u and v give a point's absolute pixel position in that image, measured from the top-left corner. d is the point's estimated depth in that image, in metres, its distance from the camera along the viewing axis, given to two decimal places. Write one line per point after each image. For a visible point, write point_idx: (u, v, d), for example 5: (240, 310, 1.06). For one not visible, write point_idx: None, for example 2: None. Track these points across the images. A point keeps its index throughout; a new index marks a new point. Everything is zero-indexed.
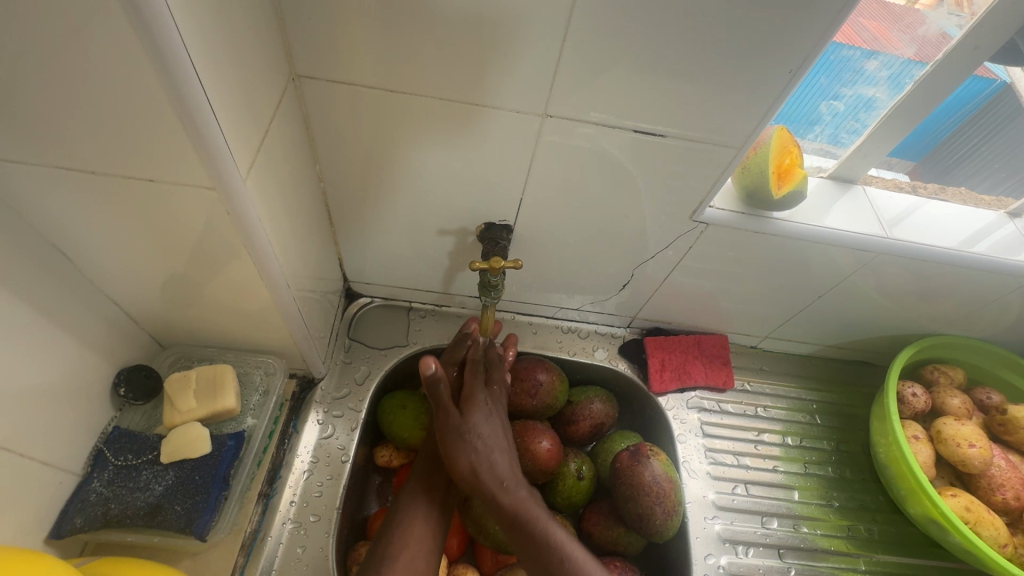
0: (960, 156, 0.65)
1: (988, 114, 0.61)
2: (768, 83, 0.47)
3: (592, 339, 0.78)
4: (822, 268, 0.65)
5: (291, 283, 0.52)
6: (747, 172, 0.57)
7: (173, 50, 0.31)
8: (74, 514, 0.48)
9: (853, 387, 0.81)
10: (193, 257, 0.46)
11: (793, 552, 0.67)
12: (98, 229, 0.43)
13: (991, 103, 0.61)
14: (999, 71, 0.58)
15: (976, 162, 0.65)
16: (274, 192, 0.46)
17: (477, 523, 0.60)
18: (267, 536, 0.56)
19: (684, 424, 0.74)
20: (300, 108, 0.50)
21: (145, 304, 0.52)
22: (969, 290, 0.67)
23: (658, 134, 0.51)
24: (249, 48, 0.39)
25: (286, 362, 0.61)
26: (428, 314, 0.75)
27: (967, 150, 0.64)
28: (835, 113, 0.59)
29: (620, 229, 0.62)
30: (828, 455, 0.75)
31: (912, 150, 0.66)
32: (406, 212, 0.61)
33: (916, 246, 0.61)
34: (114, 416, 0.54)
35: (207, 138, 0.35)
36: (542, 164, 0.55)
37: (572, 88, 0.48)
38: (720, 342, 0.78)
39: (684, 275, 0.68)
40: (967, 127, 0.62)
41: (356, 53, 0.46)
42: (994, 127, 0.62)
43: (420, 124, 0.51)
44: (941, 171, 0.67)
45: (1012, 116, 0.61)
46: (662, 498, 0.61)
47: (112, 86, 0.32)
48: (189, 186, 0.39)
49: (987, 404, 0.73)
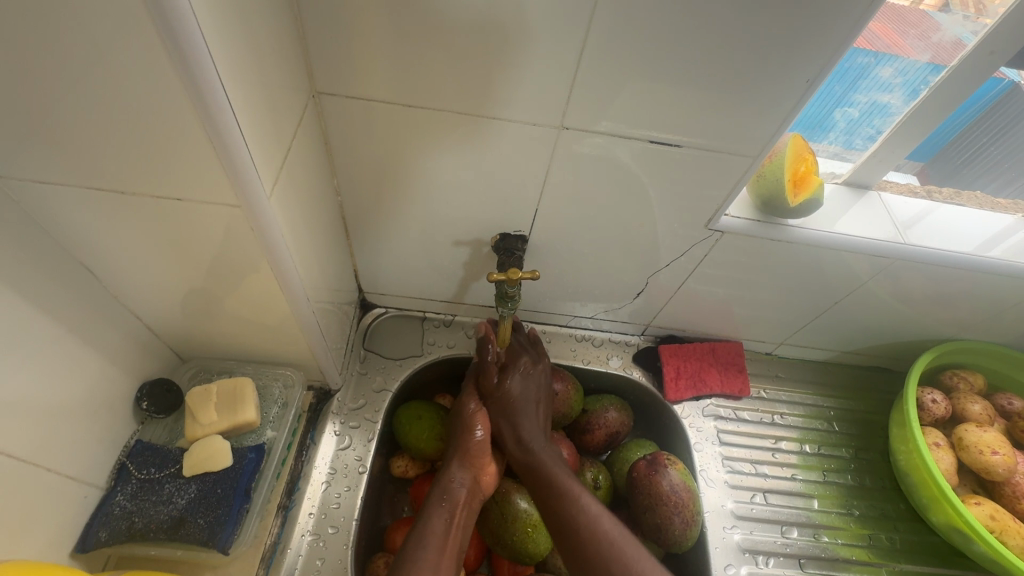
0: (969, 156, 0.64)
1: (994, 115, 0.60)
2: (785, 92, 0.47)
3: (606, 347, 0.78)
4: (838, 275, 0.65)
5: (310, 296, 0.53)
6: (763, 180, 0.57)
7: (204, 72, 0.31)
8: (98, 528, 0.48)
9: (870, 393, 0.80)
10: (215, 271, 0.46)
11: (813, 561, 0.66)
12: (124, 245, 0.44)
13: (1000, 103, 0.59)
14: (1010, 71, 0.56)
15: (984, 162, 0.64)
16: (295, 207, 0.47)
17: (495, 534, 0.60)
18: (287, 549, 0.56)
19: (700, 432, 0.73)
20: (319, 124, 0.51)
21: (167, 319, 0.53)
22: (987, 295, 0.66)
23: (674, 144, 0.52)
24: (273, 67, 0.40)
25: (304, 374, 0.62)
26: (442, 324, 0.75)
27: (974, 152, 0.63)
28: (849, 120, 0.59)
29: (635, 238, 0.62)
30: (847, 462, 0.74)
31: (921, 154, 0.65)
32: (422, 223, 0.61)
33: (933, 252, 0.61)
34: (137, 430, 0.54)
35: (234, 157, 0.36)
36: (557, 175, 0.55)
37: (588, 100, 0.48)
38: (735, 349, 0.77)
39: (699, 283, 0.68)
40: (974, 129, 0.61)
41: (376, 71, 0.47)
42: (1002, 127, 0.61)
43: (437, 137, 0.52)
44: (948, 174, 0.67)
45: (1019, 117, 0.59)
46: (681, 507, 0.61)
47: (143, 109, 0.33)
48: (215, 204, 0.39)
49: (1009, 410, 0.72)
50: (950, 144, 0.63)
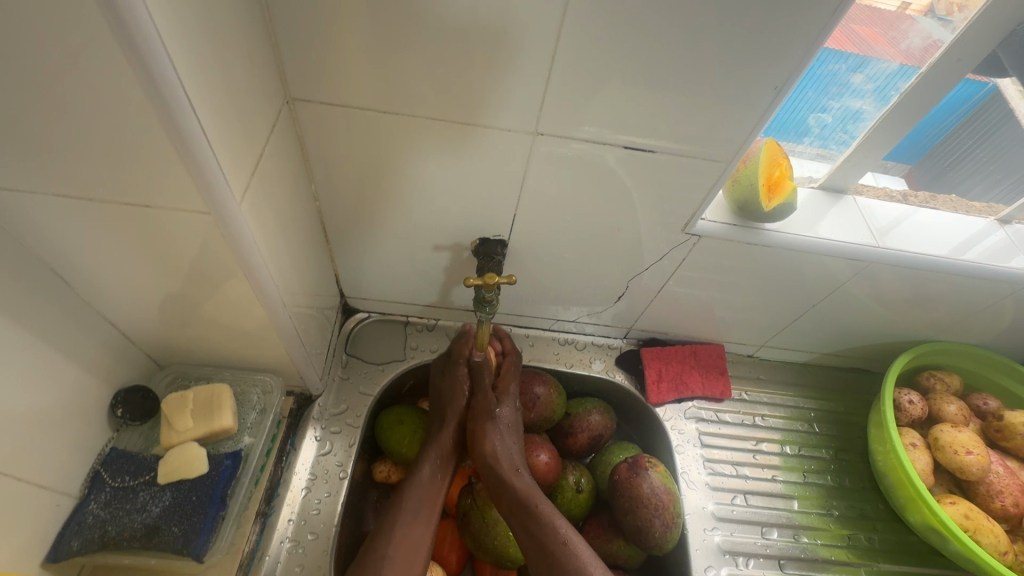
0: (957, 157, 0.65)
1: (980, 118, 0.62)
2: (755, 98, 0.48)
3: (589, 350, 0.78)
4: (816, 278, 0.66)
5: (287, 302, 0.52)
6: (738, 185, 0.58)
7: (168, 79, 0.32)
8: (70, 537, 0.48)
9: (850, 394, 0.81)
10: (189, 277, 0.46)
11: (793, 562, 0.67)
12: (96, 252, 0.43)
13: (983, 107, 0.61)
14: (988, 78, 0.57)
15: (970, 166, 0.66)
16: (269, 213, 0.47)
17: (476, 538, 0.60)
18: (265, 556, 0.56)
19: (682, 434, 0.74)
20: (295, 129, 0.51)
21: (143, 325, 0.52)
22: (961, 297, 0.68)
23: (649, 149, 0.52)
24: (243, 72, 0.40)
25: (283, 380, 0.62)
26: (425, 329, 0.75)
27: (960, 155, 0.65)
28: (823, 125, 0.60)
29: (614, 242, 0.63)
30: (827, 463, 0.75)
31: (907, 155, 0.66)
32: (401, 228, 0.62)
33: (907, 255, 0.62)
34: (111, 437, 0.54)
35: (201, 164, 0.36)
36: (535, 180, 0.56)
37: (563, 106, 0.49)
38: (717, 351, 0.78)
39: (679, 285, 0.69)
40: (961, 131, 0.63)
41: (351, 76, 0.47)
42: (991, 127, 0.62)
43: (414, 142, 0.52)
44: (934, 178, 0.68)
45: (1003, 121, 0.61)
46: (662, 510, 0.61)
47: (108, 116, 0.33)
48: (185, 211, 0.39)
49: (984, 410, 0.73)
50: (941, 143, 0.64)
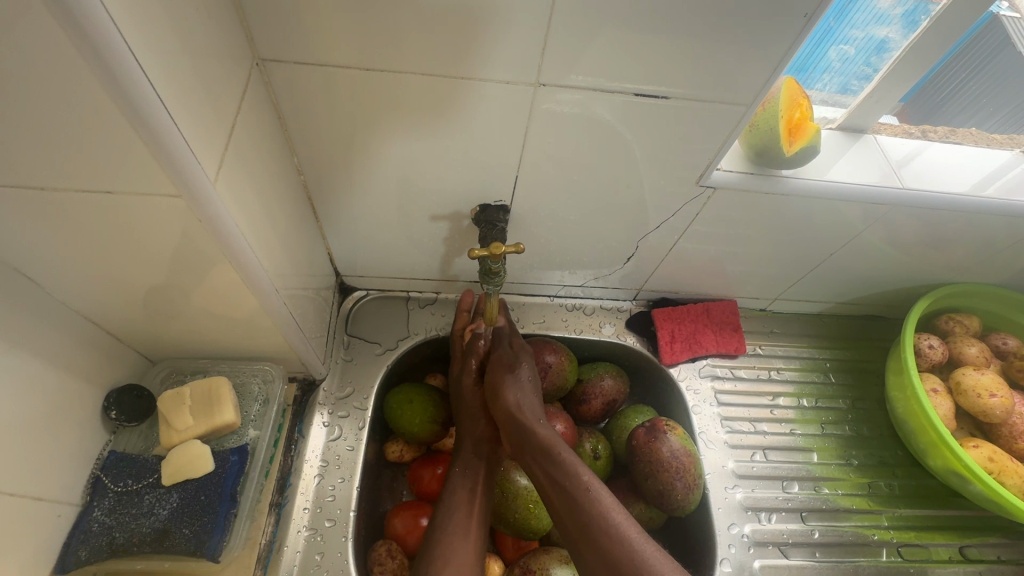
0: (947, 95, 0.61)
1: (972, 51, 0.58)
2: (779, 31, 0.43)
3: (598, 314, 0.75)
4: (832, 226, 0.62)
5: (278, 285, 0.49)
6: (756, 131, 0.53)
7: (111, 43, 0.27)
8: (77, 547, 0.46)
9: (865, 342, 0.80)
10: (169, 268, 0.42)
11: (815, 514, 0.66)
12: (59, 250, 0.39)
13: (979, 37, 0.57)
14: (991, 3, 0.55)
15: (962, 99, 0.62)
16: (248, 191, 0.43)
17: (497, 513, 0.59)
18: (283, 547, 0.55)
19: (697, 394, 0.72)
20: (268, 95, 0.46)
21: (126, 321, 0.49)
22: (984, 236, 0.65)
23: (660, 96, 0.48)
24: (200, 30, 0.35)
25: (284, 367, 0.59)
26: (427, 303, 0.72)
27: (954, 88, 0.60)
28: (845, 58, 0.55)
29: (623, 200, 0.59)
30: (844, 413, 0.74)
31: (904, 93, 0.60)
32: (395, 200, 0.57)
33: (931, 194, 0.58)
34: (109, 440, 0.52)
35: (165, 140, 0.32)
36: (537, 138, 0.51)
37: (565, 53, 0.44)
38: (729, 308, 0.75)
39: (692, 243, 0.65)
40: (954, 65, 0.58)
41: (325, 30, 0.42)
42: (979, 62, 0.58)
43: (404, 102, 0.47)
44: (927, 112, 0.63)
45: (995, 51, 0.58)
46: (683, 472, 0.60)
47: (46, 90, 0.28)
48: (154, 195, 0.35)
49: (1004, 349, 0.72)
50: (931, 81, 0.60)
